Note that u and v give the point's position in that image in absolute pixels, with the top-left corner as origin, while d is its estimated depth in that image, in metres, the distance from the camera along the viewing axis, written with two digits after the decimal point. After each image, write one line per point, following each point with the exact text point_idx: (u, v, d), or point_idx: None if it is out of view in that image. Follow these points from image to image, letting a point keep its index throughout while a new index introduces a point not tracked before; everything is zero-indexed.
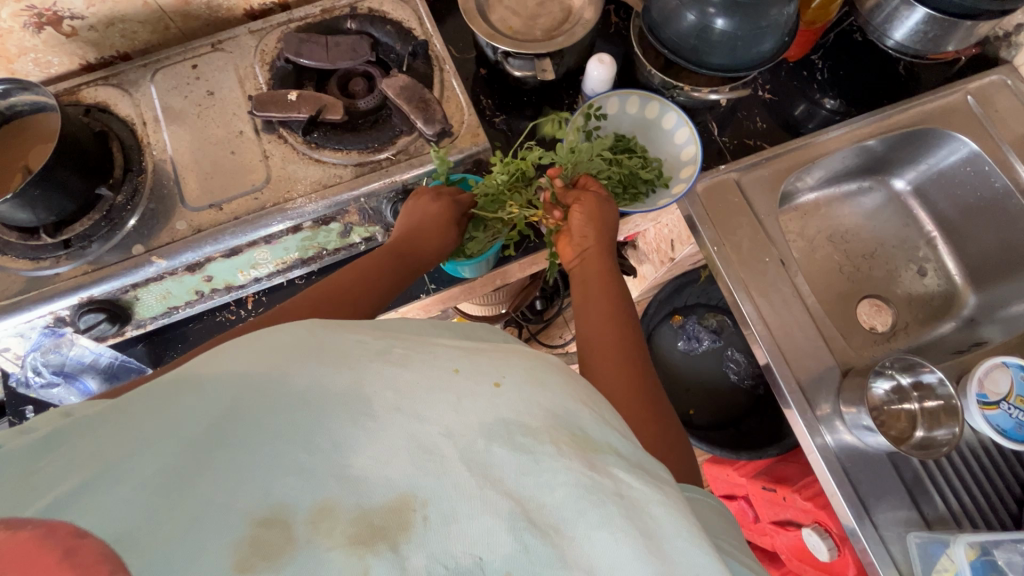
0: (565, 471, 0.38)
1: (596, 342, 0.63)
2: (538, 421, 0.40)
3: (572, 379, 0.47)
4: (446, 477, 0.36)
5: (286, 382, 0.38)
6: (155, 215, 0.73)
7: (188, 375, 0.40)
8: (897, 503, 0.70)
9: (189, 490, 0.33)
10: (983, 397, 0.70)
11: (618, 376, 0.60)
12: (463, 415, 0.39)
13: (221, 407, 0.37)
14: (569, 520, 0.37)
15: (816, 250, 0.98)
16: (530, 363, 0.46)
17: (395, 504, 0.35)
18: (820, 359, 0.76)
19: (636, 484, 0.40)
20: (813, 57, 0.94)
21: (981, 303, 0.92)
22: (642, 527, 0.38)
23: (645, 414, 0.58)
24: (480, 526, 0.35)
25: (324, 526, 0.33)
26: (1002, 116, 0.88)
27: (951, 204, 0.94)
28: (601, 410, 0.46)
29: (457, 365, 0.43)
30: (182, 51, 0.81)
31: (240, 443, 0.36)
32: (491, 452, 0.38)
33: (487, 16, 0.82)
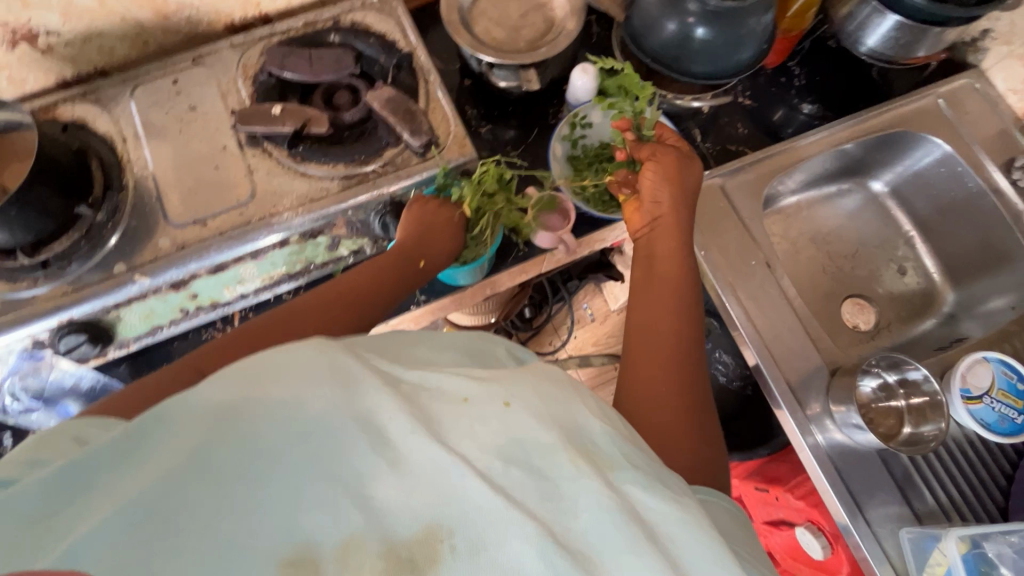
0: (586, 493, 0.38)
1: (654, 328, 0.63)
2: (554, 439, 0.41)
3: (578, 391, 0.48)
4: (473, 506, 0.35)
5: (302, 413, 0.38)
6: (137, 232, 0.71)
7: (213, 407, 0.39)
8: (887, 498, 0.71)
9: (213, 528, 0.33)
10: (966, 392, 0.72)
11: (654, 380, 0.59)
12: (479, 437, 0.40)
13: (238, 440, 0.37)
14: (594, 548, 0.36)
15: (799, 252, 1.00)
16: (533, 380, 0.47)
17: (423, 535, 0.34)
18: (808, 360, 0.77)
19: (652, 504, 0.40)
20: (791, 63, 0.95)
21: (960, 300, 0.94)
22: (660, 545, 0.38)
23: (677, 411, 0.57)
24: (511, 552, 0.34)
25: (353, 561, 0.32)
26: (971, 117, 0.91)
27: (928, 204, 0.96)
28: (613, 419, 0.46)
29: (466, 391, 0.43)
30: (163, 66, 0.80)
31: (262, 483, 0.36)
32: (510, 474, 0.38)
33: (470, 28, 0.83)
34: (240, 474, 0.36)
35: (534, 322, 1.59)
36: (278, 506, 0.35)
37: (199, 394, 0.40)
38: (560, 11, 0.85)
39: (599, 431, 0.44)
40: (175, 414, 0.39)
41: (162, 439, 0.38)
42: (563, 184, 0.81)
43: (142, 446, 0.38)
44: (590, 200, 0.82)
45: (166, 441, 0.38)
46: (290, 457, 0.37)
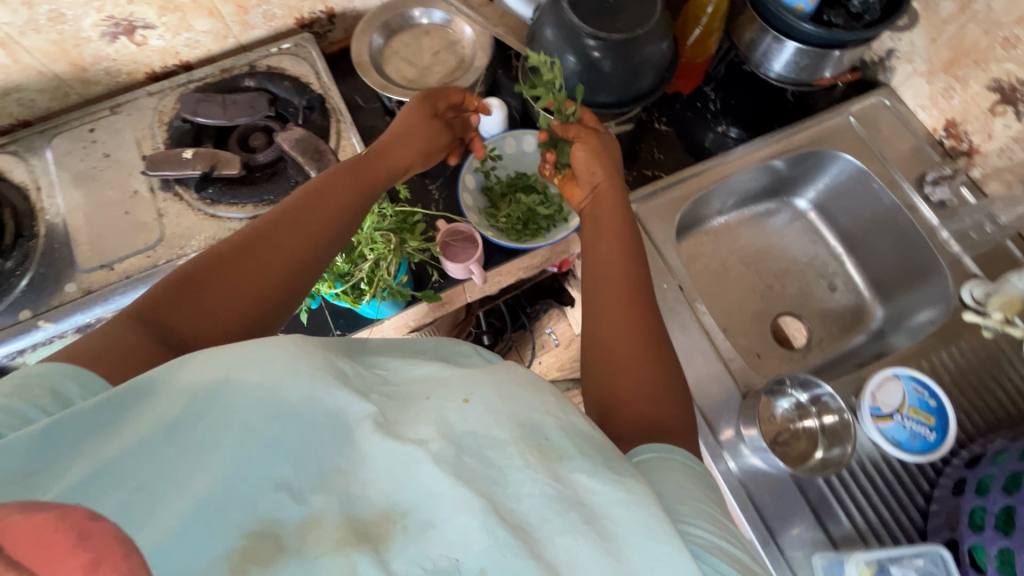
0: (529, 482, 0.38)
1: (603, 295, 0.60)
2: (506, 433, 0.40)
3: (540, 389, 0.47)
4: (423, 484, 0.36)
5: (281, 400, 0.38)
6: (45, 278, 0.72)
7: (193, 386, 0.38)
8: (802, 524, 0.69)
9: (195, 483, 0.34)
10: (876, 410, 0.71)
11: (622, 315, 0.57)
12: (434, 428, 0.39)
13: (228, 420, 0.37)
14: (535, 528, 0.36)
15: (728, 272, 1.00)
16: (495, 378, 0.45)
17: (377, 519, 0.35)
18: (720, 383, 0.76)
19: (600, 489, 0.38)
20: (706, 88, 0.98)
21: (888, 315, 0.94)
22: (598, 529, 0.36)
23: (643, 347, 0.56)
24: (457, 529, 0.34)
25: (311, 536, 0.33)
26: (883, 135, 0.92)
27: (852, 219, 0.96)
28: (573, 414, 0.45)
29: (428, 392, 0.43)
30: (82, 115, 0.82)
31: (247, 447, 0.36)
32: (462, 462, 0.37)
33: (382, 68, 0.86)
34: (219, 438, 0.36)
35: (494, 349, 1.59)
36: (253, 464, 0.36)
37: (183, 369, 0.39)
38: (469, 49, 0.88)
39: (553, 422, 0.43)
40: (153, 392, 0.38)
41: (148, 405, 0.37)
42: (472, 215, 0.82)
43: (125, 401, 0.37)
44: (503, 229, 0.82)
45: (149, 410, 0.37)
46: (264, 426, 0.37)
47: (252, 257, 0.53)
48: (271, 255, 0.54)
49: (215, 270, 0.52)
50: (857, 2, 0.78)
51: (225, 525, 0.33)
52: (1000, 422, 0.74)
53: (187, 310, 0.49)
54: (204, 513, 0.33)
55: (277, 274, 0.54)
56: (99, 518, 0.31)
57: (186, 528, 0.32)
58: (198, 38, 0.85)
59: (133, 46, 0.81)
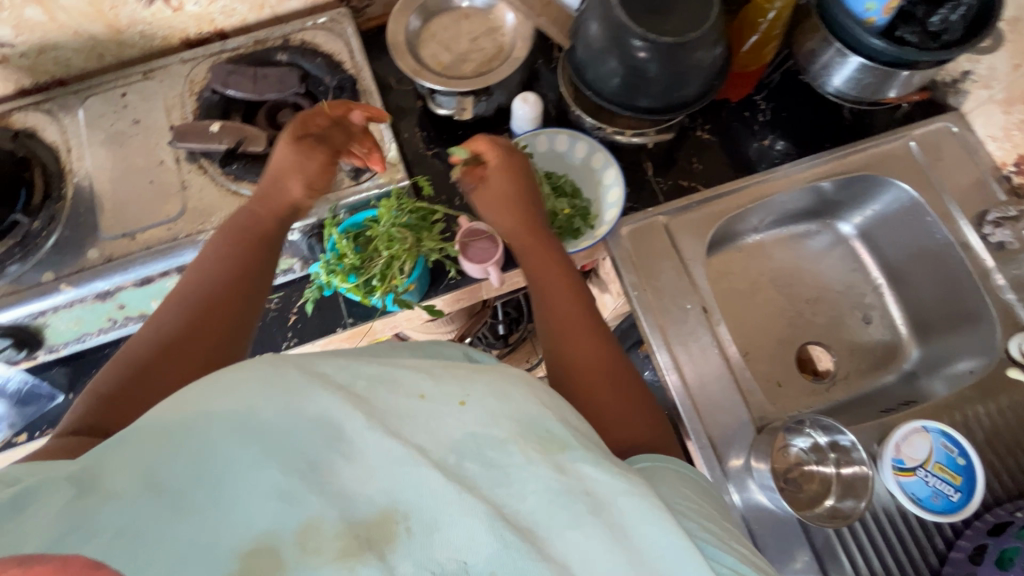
0: (534, 479, 0.38)
1: (563, 336, 0.64)
2: (505, 431, 0.39)
3: (536, 385, 0.46)
4: (426, 487, 0.35)
5: (257, 416, 0.36)
6: (69, 242, 0.73)
7: (163, 425, 0.36)
8: (803, 568, 0.67)
9: (170, 523, 0.32)
10: (899, 462, 0.67)
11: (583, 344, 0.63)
12: (435, 433, 0.38)
13: (202, 454, 0.35)
14: (538, 526, 0.36)
15: (758, 293, 0.95)
16: (493, 377, 0.44)
17: (378, 520, 0.34)
18: (734, 414, 0.73)
19: (603, 481, 0.40)
20: (757, 96, 0.92)
21: (924, 357, 0.88)
22: (607, 519, 0.38)
23: (598, 361, 0.62)
24: (462, 530, 0.34)
25: (311, 545, 0.33)
26: (945, 164, 0.85)
27: (898, 251, 0.90)
28: (567, 411, 0.45)
29: (423, 388, 0.41)
30: (115, 78, 0.82)
31: (226, 464, 0.35)
32: (463, 467, 0.37)
33: (416, 51, 0.82)
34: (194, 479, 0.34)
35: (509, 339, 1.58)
36: (238, 486, 0.34)
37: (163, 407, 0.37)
38: (510, 38, 0.84)
39: (553, 417, 0.43)
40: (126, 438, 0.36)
41: (113, 457, 0.35)
42: None
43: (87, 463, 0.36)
44: None
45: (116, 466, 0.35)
46: (236, 444, 0.35)
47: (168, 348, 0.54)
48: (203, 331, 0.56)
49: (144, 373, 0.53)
50: (936, 21, 0.70)
51: (219, 549, 0.32)
52: None
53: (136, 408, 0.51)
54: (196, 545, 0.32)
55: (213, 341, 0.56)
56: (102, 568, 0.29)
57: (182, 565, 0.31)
58: (234, 7, 0.82)
59: (169, 11, 0.79)
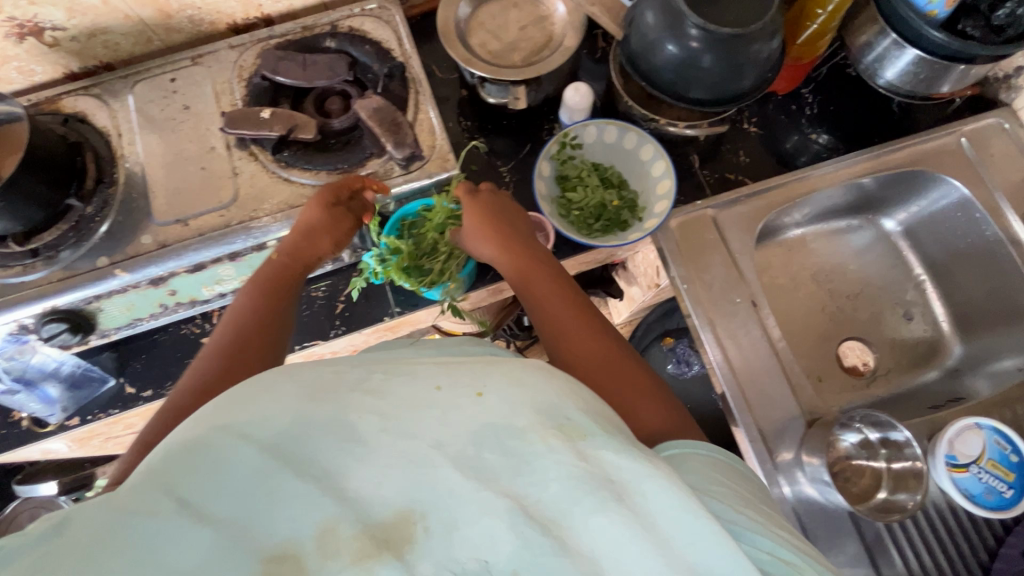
0: (555, 466, 0.36)
1: (570, 345, 0.61)
2: (526, 420, 0.38)
3: (557, 374, 0.42)
4: (443, 485, 0.36)
5: (266, 424, 0.37)
6: (123, 227, 0.73)
7: (186, 441, 0.37)
8: (853, 561, 0.67)
9: (188, 541, 0.34)
10: (952, 458, 0.67)
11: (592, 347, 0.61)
12: (452, 426, 0.37)
13: (220, 468, 0.36)
14: (560, 517, 0.35)
15: (798, 288, 0.95)
16: (512, 363, 0.41)
17: (395, 520, 0.35)
18: (785, 408, 0.73)
19: (629, 466, 0.38)
20: (804, 90, 0.91)
21: (967, 354, 0.88)
22: (632, 504, 0.36)
23: (612, 359, 0.60)
24: (483, 530, 0.35)
25: (330, 549, 0.34)
26: (996, 161, 0.85)
27: (943, 247, 0.90)
28: (587, 395, 0.42)
29: (437, 379, 0.40)
30: (164, 64, 0.81)
31: (239, 472, 0.36)
32: (483, 458, 0.37)
33: (466, 39, 0.82)
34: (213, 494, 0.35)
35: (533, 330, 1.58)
36: (257, 494, 0.35)
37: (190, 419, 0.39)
38: (560, 27, 0.83)
39: (575, 403, 0.40)
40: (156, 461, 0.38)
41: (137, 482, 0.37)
42: (546, 205, 0.78)
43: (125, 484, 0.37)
44: (575, 222, 0.80)
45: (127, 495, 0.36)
46: (248, 454, 0.36)
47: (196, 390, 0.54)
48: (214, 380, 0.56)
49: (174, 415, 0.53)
50: (1000, 15, 0.70)
51: (246, 553, 0.34)
52: None
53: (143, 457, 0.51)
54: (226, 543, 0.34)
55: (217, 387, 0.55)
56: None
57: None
58: None
59: None
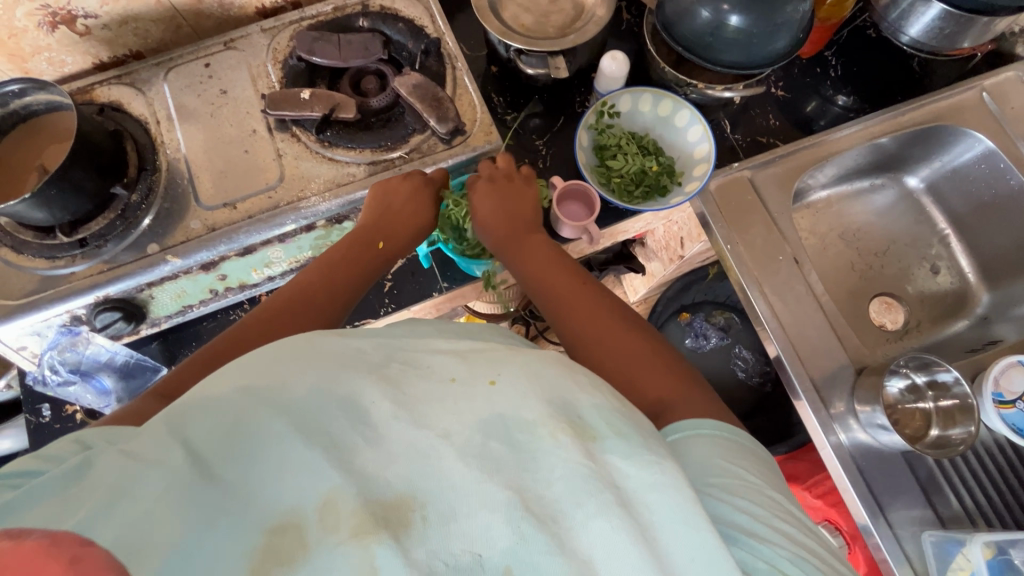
0: (562, 462, 0.38)
1: (576, 326, 0.64)
2: (535, 412, 0.40)
3: (574, 368, 0.46)
4: (447, 471, 0.37)
5: (286, 391, 0.39)
6: (170, 214, 0.73)
7: (206, 398, 0.39)
8: (909, 501, 0.69)
9: (171, 497, 0.34)
10: (999, 395, 0.70)
11: (597, 323, 0.63)
12: (460, 414, 0.40)
13: (228, 422, 0.37)
14: (561, 515, 0.37)
15: (828, 248, 0.98)
16: (526, 358, 0.45)
17: (396, 504, 0.36)
18: (833, 358, 0.75)
19: (634, 473, 0.40)
20: (827, 53, 0.93)
21: (994, 302, 0.91)
22: (635, 515, 0.38)
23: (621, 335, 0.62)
24: (480, 522, 0.35)
25: (331, 521, 0.34)
26: (1017, 112, 0.87)
27: (965, 200, 0.93)
28: (606, 392, 0.45)
29: (454, 370, 0.43)
30: (196, 50, 0.81)
31: (241, 443, 0.37)
32: (489, 448, 0.39)
33: (498, 13, 0.82)
34: (221, 458, 0.36)
35: None
36: (262, 478, 0.36)
37: (203, 385, 0.40)
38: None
39: (586, 398, 0.43)
40: (174, 405, 0.39)
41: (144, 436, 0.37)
42: (588, 175, 0.80)
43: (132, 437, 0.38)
44: (616, 189, 0.81)
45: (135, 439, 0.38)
46: (271, 425, 0.37)
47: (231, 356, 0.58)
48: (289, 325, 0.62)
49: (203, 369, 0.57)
50: None
51: (246, 523, 0.34)
52: None
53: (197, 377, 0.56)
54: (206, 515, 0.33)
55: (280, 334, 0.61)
56: (93, 541, 0.31)
57: (190, 536, 0.32)
58: None
59: None
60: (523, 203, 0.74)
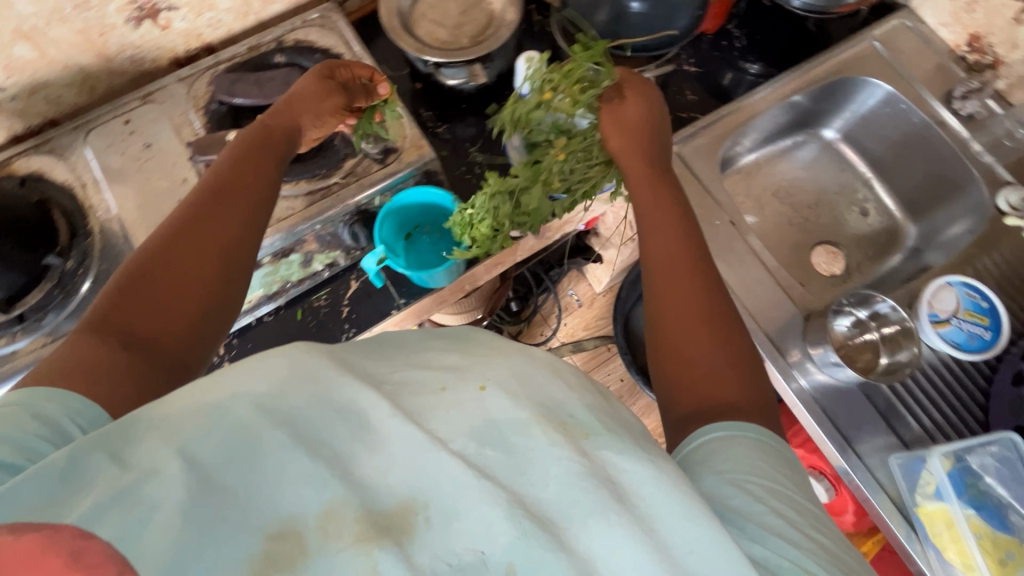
0: (556, 462, 0.37)
1: (665, 282, 0.61)
2: (527, 413, 0.39)
3: (561, 370, 0.46)
4: (444, 474, 0.35)
5: (287, 405, 0.37)
6: (110, 275, 0.72)
7: (203, 403, 0.36)
8: (876, 432, 0.73)
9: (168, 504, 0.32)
10: (934, 316, 0.75)
11: (693, 293, 0.59)
12: (452, 422, 0.38)
13: (227, 430, 0.35)
14: (561, 515, 0.36)
15: (764, 208, 1.02)
16: (514, 361, 0.43)
17: (399, 510, 0.35)
18: (781, 308, 0.79)
19: (628, 466, 0.39)
20: (730, 26, 0.98)
21: (921, 233, 0.97)
22: (631, 509, 0.36)
23: (700, 316, 0.58)
24: (480, 519, 0.34)
25: (332, 529, 0.33)
26: (908, 56, 0.94)
27: (880, 143, 0.99)
28: (592, 394, 0.45)
29: (444, 380, 0.41)
30: (113, 108, 0.80)
31: (240, 458, 0.35)
32: (484, 456, 0.37)
33: (412, 31, 0.84)
34: (215, 460, 0.34)
35: (522, 315, 1.62)
36: (255, 490, 0.34)
37: (185, 393, 0.38)
38: (497, 5, 0.87)
39: (578, 402, 0.43)
40: (163, 405, 0.37)
41: (133, 433, 0.36)
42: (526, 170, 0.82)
43: (118, 432, 0.36)
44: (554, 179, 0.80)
45: (142, 434, 0.36)
46: (275, 440, 0.35)
47: (155, 277, 0.51)
48: (218, 222, 0.55)
49: (131, 292, 0.50)
50: None
51: (241, 533, 0.32)
52: None
53: (152, 315, 0.49)
54: (200, 528, 0.32)
55: (220, 246, 0.54)
56: (94, 532, 0.31)
57: (183, 546, 0.31)
58: (220, 17, 0.83)
59: (157, 30, 0.79)
60: (655, 137, 0.73)
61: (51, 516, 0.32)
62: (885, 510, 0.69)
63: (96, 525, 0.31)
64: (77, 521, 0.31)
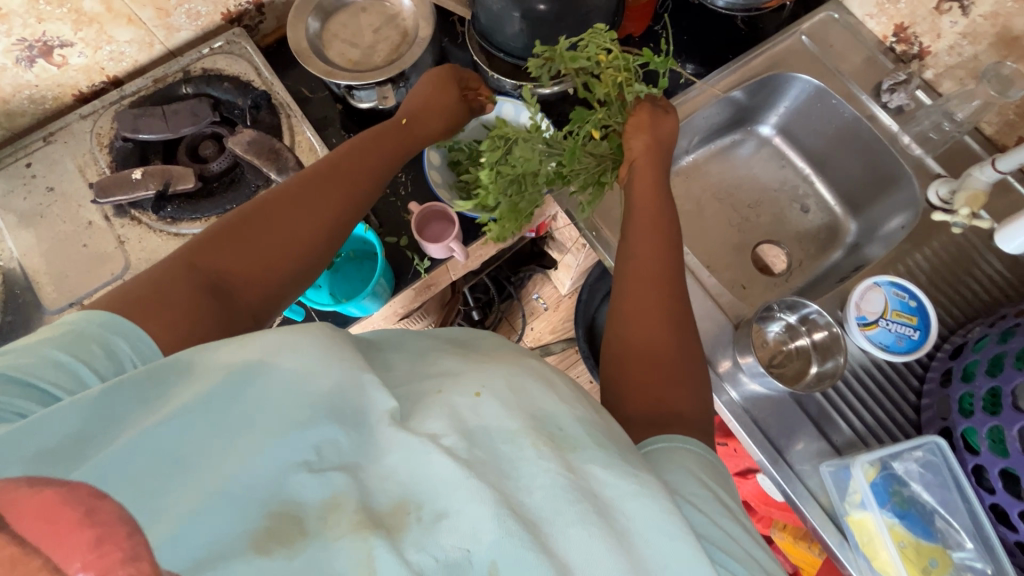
0: (542, 471, 0.38)
1: (631, 282, 0.60)
2: (517, 424, 0.41)
3: (554, 384, 0.48)
4: (436, 471, 0.37)
5: (336, 404, 0.40)
6: (14, 327, 0.70)
7: (233, 364, 0.40)
8: (809, 440, 0.71)
9: (211, 474, 0.35)
10: (862, 319, 0.74)
11: (649, 294, 0.59)
12: (448, 423, 0.40)
13: (265, 403, 0.39)
14: (543, 520, 0.36)
15: (704, 209, 1.01)
16: (510, 372, 0.46)
17: (391, 510, 0.36)
18: (711, 318, 0.78)
19: (612, 480, 0.39)
20: (657, 27, 0.96)
21: (861, 228, 0.96)
22: (611, 523, 0.37)
23: (656, 312, 0.58)
24: (471, 515, 0.35)
25: (331, 519, 0.34)
26: (837, 49, 0.92)
27: (816, 138, 0.97)
28: (581, 406, 0.46)
29: (441, 387, 0.44)
30: (14, 151, 0.77)
31: (263, 437, 0.37)
32: (474, 455, 0.38)
33: (323, 54, 0.82)
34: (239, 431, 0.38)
35: (486, 323, 1.61)
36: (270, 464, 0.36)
37: (222, 349, 0.41)
38: (410, 21, 0.84)
39: (569, 415, 0.44)
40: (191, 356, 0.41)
41: (172, 385, 0.39)
42: (444, 193, 0.82)
43: (157, 376, 0.39)
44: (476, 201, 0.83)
45: (192, 384, 0.39)
46: (292, 442, 0.37)
47: (242, 236, 0.53)
48: (305, 209, 0.56)
49: (215, 243, 0.52)
50: None
51: (247, 510, 0.34)
52: (972, 313, 0.77)
53: (238, 268, 0.51)
54: (222, 492, 0.34)
55: (304, 231, 0.55)
56: (106, 495, 0.33)
57: (204, 505, 0.33)
58: (121, 50, 0.80)
59: (54, 68, 0.76)
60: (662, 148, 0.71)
61: (69, 463, 0.34)
62: (816, 519, 0.69)
63: (109, 485, 0.33)
64: (95, 475, 0.33)
